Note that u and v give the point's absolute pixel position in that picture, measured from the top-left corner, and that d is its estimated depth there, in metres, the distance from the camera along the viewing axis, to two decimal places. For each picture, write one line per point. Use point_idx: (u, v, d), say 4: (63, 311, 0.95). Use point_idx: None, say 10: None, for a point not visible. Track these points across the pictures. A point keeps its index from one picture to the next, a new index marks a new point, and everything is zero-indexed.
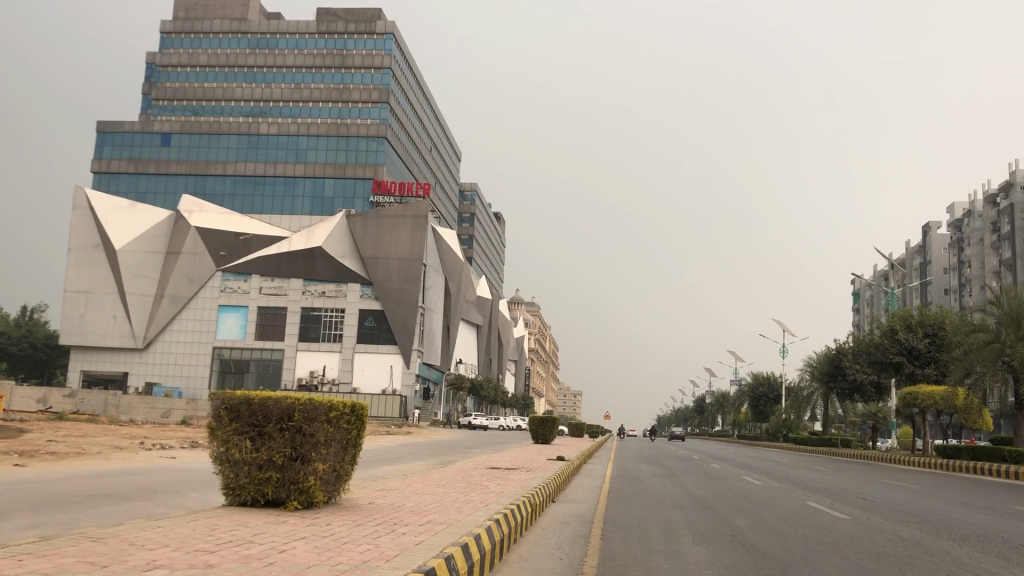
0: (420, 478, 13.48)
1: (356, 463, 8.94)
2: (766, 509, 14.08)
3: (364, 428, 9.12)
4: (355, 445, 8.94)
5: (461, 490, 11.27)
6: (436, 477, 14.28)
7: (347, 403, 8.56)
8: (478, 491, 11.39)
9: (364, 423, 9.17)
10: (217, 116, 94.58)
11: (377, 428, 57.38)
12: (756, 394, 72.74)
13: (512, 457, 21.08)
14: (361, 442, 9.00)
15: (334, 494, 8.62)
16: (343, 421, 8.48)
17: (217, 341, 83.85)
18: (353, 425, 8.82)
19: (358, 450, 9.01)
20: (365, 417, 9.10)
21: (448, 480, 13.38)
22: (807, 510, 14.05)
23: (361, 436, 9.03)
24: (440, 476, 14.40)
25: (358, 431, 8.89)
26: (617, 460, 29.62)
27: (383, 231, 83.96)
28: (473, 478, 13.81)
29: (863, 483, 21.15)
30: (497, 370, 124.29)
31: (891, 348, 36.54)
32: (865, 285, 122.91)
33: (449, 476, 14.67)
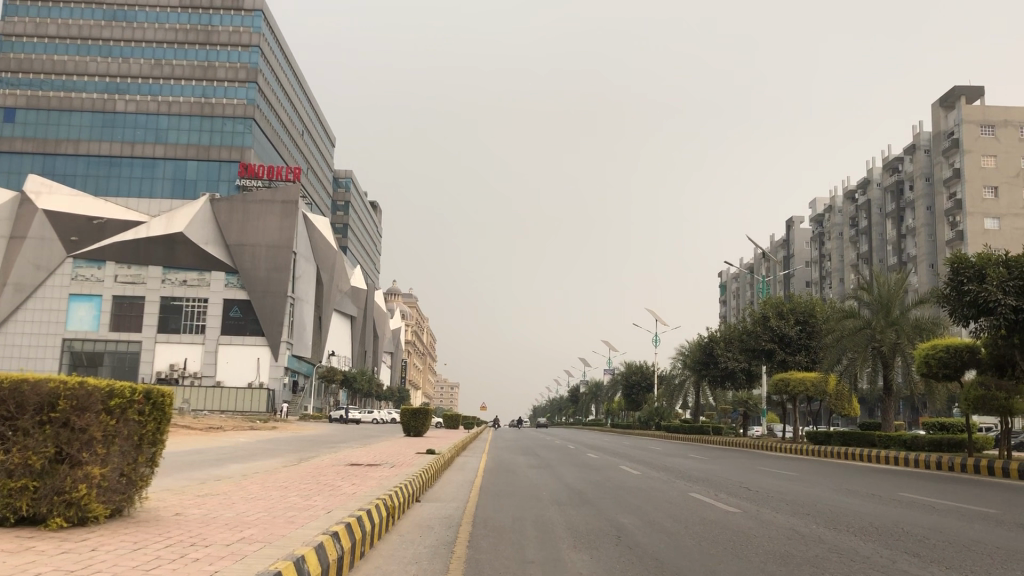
0: (263, 478, 11.64)
1: (155, 464, 7.47)
2: (651, 505, 12.90)
3: (168, 420, 7.63)
4: (154, 443, 7.45)
5: (305, 493, 9.52)
6: (284, 476, 12.49)
7: (139, 392, 7.07)
8: (326, 493, 9.66)
9: (171, 414, 7.69)
10: (67, 90, 87.82)
11: (240, 423, 54.33)
12: (629, 383, 73.09)
13: (378, 452, 19.42)
14: (163, 438, 7.54)
15: (122, 503, 7.12)
16: (131, 413, 6.99)
17: (67, 333, 78.18)
18: (149, 417, 7.33)
19: (159, 449, 7.56)
20: (170, 407, 7.62)
21: (296, 480, 11.59)
22: (693, 505, 12.92)
23: (161, 432, 7.55)
24: (287, 475, 12.63)
25: (157, 426, 7.43)
26: (490, 452, 28.22)
27: (250, 217, 80.41)
28: (327, 477, 12.07)
29: (743, 472, 20.40)
30: (371, 361, 121.52)
31: (763, 335, 36.65)
32: (733, 278, 126.25)
33: (299, 474, 12.92)
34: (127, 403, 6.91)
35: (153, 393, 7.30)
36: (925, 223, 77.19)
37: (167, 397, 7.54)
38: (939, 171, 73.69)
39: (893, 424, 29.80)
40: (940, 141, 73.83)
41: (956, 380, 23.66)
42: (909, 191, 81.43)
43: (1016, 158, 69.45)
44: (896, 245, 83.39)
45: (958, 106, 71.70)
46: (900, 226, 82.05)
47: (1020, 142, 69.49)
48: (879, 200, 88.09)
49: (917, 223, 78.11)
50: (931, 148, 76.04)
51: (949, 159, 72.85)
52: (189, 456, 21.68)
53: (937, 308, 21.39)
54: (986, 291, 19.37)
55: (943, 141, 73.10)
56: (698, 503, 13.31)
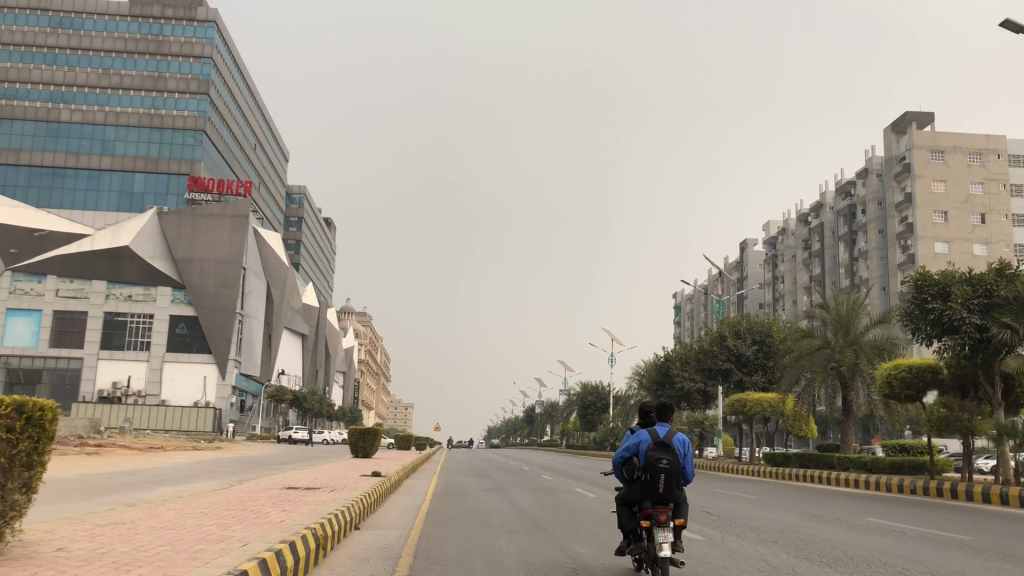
0: (184, 503, 10.63)
1: (32, 490, 6.41)
2: (610, 532, 12.02)
3: (52, 435, 6.57)
4: (28, 467, 6.34)
5: (223, 521, 8.55)
6: (210, 500, 11.49)
7: (7, 406, 5.97)
8: (249, 522, 8.65)
9: (55, 425, 6.63)
10: (11, 99, 85.29)
11: (182, 443, 52.63)
12: (584, 404, 72.40)
13: (320, 474, 18.34)
14: (42, 461, 6.44)
15: None
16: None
17: (5, 349, 75.38)
18: (26, 434, 6.25)
19: (38, 472, 6.47)
20: (50, 420, 6.55)
21: (218, 505, 10.65)
22: (651, 532, 12.09)
23: (42, 452, 6.47)
24: (214, 499, 11.65)
25: (32, 446, 6.32)
26: (441, 474, 27.21)
27: (199, 231, 78.61)
28: (255, 502, 11.07)
29: (702, 496, 19.63)
30: (323, 380, 119.50)
31: (720, 354, 36.15)
32: (688, 299, 126.71)
33: (227, 497, 11.89)
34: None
35: (27, 405, 6.20)
36: (876, 246, 77.94)
37: (47, 407, 6.43)
38: (890, 196, 74.57)
39: (853, 447, 29.35)
40: (891, 165, 74.79)
41: (917, 402, 23.25)
42: (861, 214, 82.21)
43: (965, 183, 70.44)
44: (848, 268, 84.09)
45: (909, 131, 72.60)
46: (852, 249, 82.81)
47: (970, 168, 70.49)
48: (831, 223, 88.97)
49: (868, 246, 78.84)
50: (883, 172, 76.93)
51: (900, 183, 73.73)
52: (119, 477, 20.49)
53: (899, 327, 20.98)
54: (952, 309, 18.96)
55: (895, 165, 73.97)
56: (658, 530, 12.45)
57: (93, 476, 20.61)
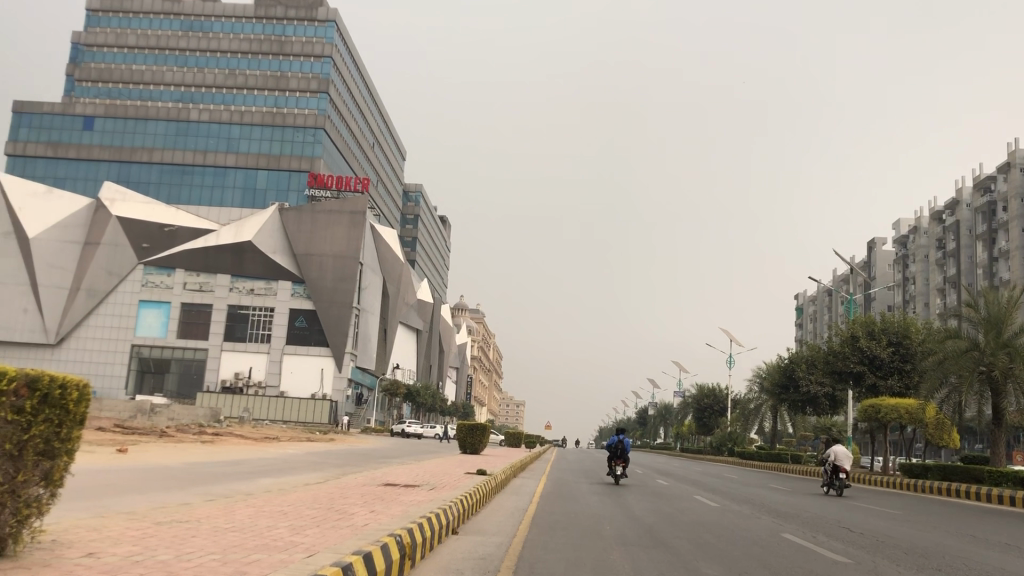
0: (270, 500, 9.85)
1: (52, 484, 5.58)
2: (742, 552, 10.52)
3: (78, 417, 5.76)
4: (48, 456, 5.52)
5: (298, 523, 7.58)
6: (295, 496, 10.62)
7: (14, 381, 5.12)
8: (326, 526, 7.64)
9: (86, 404, 5.82)
10: (144, 100, 89.04)
11: (297, 434, 53.38)
12: (700, 406, 69.98)
13: (422, 470, 17.56)
14: (66, 447, 5.61)
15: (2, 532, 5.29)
16: (21, 408, 5.20)
17: (137, 339, 78.65)
18: (54, 412, 5.48)
19: (62, 461, 5.65)
20: (78, 398, 5.73)
21: (305, 502, 9.81)
22: (790, 554, 10.51)
23: (68, 432, 5.68)
24: (302, 494, 10.82)
25: (54, 428, 5.49)
26: (550, 474, 26.12)
27: (318, 227, 79.87)
28: (343, 500, 10.18)
29: (839, 509, 17.85)
30: (436, 376, 120.45)
31: (851, 356, 33.75)
32: (811, 301, 121.65)
33: (317, 494, 11.05)
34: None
35: (41, 380, 5.36)
36: (1019, 246, 72.61)
37: (70, 383, 5.60)
38: None
39: (1005, 460, 26.60)
40: None
41: None
42: (1002, 211, 76.68)
43: None
44: (987, 269, 78.60)
45: None
46: (992, 249, 77.45)
47: None
48: (968, 221, 83.36)
49: (1010, 245, 73.43)
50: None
51: None
52: (224, 467, 20.24)
53: None
54: None
55: None
56: (799, 552, 10.83)
57: (200, 465, 20.47)
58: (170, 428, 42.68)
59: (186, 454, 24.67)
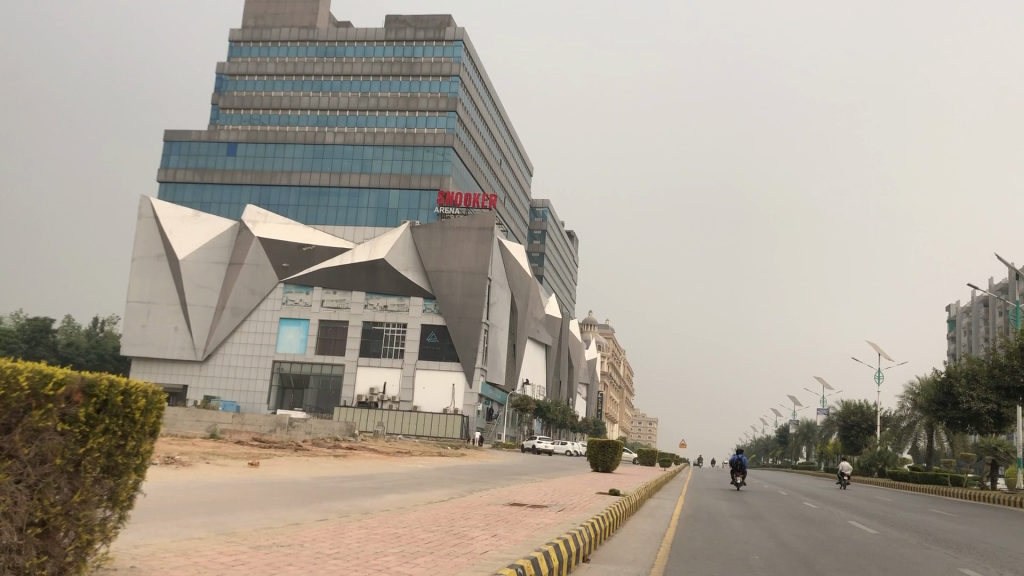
0: (387, 519, 9.23)
1: (118, 504, 5.52)
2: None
3: (146, 427, 5.73)
4: (111, 473, 5.44)
5: (410, 549, 6.80)
6: (414, 516, 9.96)
7: (65, 386, 5.00)
8: (441, 553, 6.83)
9: (152, 415, 5.77)
10: (283, 125, 92.48)
11: (429, 448, 53.53)
12: (847, 424, 66.32)
13: (551, 489, 16.75)
14: (133, 462, 5.54)
15: (69, 546, 5.19)
16: (84, 420, 5.14)
17: (277, 355, 81.30)
18: (119, 421, 5.43)
19: (128, 478, 5.60)
20: (144, 407, 5.66)
21: (424, 523, 9.14)
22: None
23: (134, 446, 5.61)
24: (422, 514, 10.18)
25: (117, 440, 5.41)
26: (687, 495, 24.81)
27: (448, 244, 80.59)
28: (466, 521, 9.43)
29: (1018, 539, 15.94)
30: (567, 392, 119.65)
31: (1020, 369, 30.82)
32: (964, 312, 114.25)
33: (439, 514, 10.39)
34: (38, 411, 4.82)
35: (98, 387, 5.24)
36: None
37: (133, 391, 5.54)
38: None
39: None
40: None
41: None
42: None
43: None
44: None
45: None
46: None
47: None
48: None
49: None
50: None
51: None
52: (351, 481, 20.04)
53: None
54: None
55: None
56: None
57: (328, 478, 20.35)
58: (304, 442, 43.45)
59: (316, 469, 24.74)
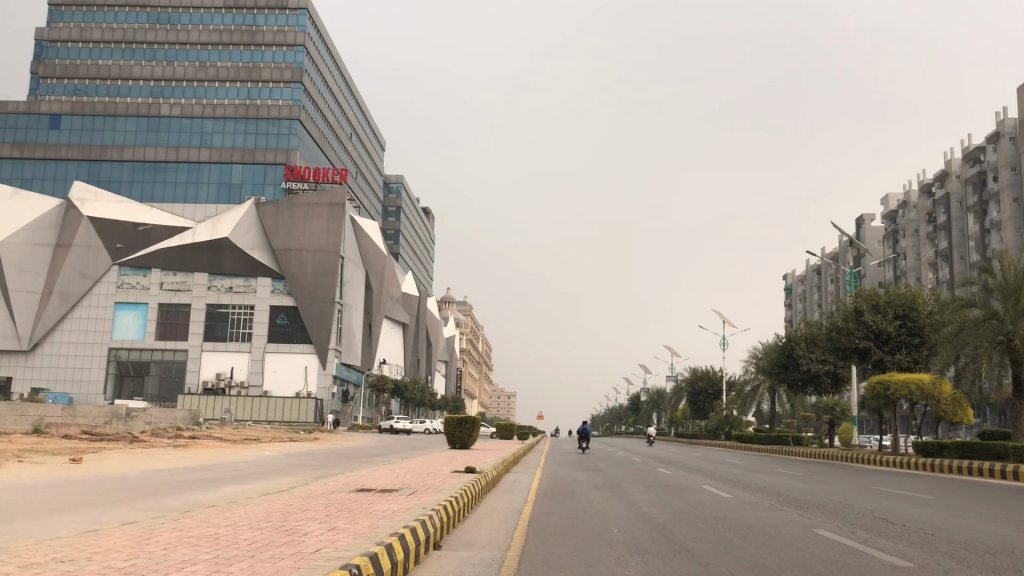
0: (210, 517, 8.06)
1: None
2: (790, 558, 8.62)
3: None
4: None
5: (223, 554, 5.73)
6: (245, 511, 8.82)
7: None
8: (260, 556, 5.74)
9: None
10: (113, 96, 86.55)
11: (281, 434, 51.49)
12: (695, 390, 68.46)
13: (405, 470, 15.86)
14: None
15: None
16: None
17: (114, 342, 76.45)
18: None
19: None
20: None
21: (252, 520, 8.05)
22: (857, 559, 8.50)
23: None
24: (256, 508, 9.03)
25: None
26: (546, 468, 24.46)
27: (297, 221, 77.76)
28: (303, 515, 8.34)
29: (865, 496, 16.26)
30: (425, 369, 118.73)
31: (856, 331, 32.11)
32: (799, 280, 120.41)
33: (274, 507, 9.27)
34: None
35: None
36: (1012, 216, 70.89)
37: None
38: None
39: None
40: None
41: None
42: (992, 182, 75.19)
43: None
44: (978, 241, 77.26)
45: None
46: (983, 220, 75.93)
47: None
48: (957, 194, 82.05)
49: (1002, 216, 71.85)
50: (1018, 135, 69.71)
51: None
52: (189, 473, 18.45)
53: None
54: None
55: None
56: (865, 554, 8.83)
57: (162, 472, 18.64)
58: (144, 433, 40.65)
59: (152, 461, 22.90)
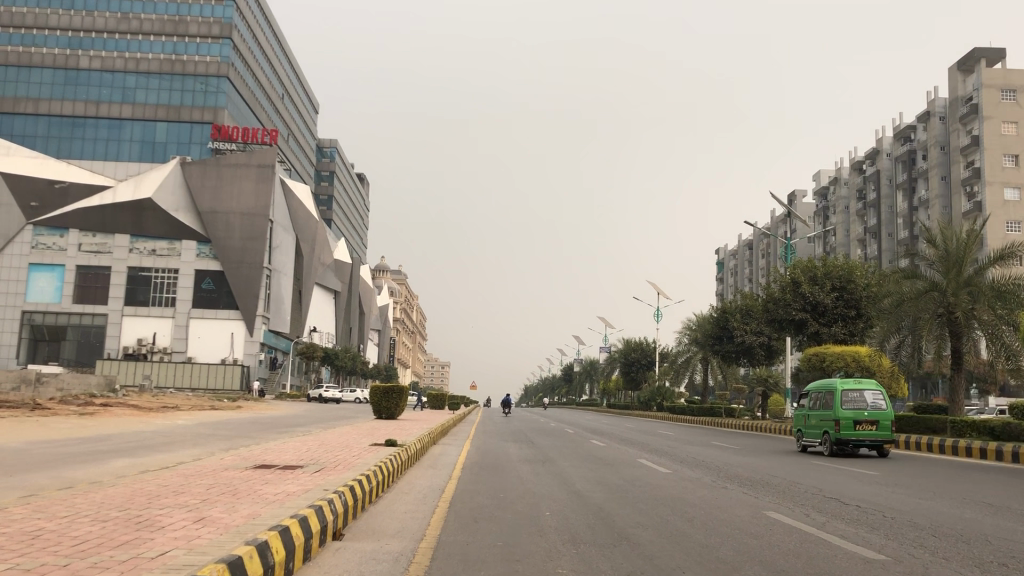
0: (44, 504, 6.52)
1: None
2: (743, 548, 7.57)
3: None
4: None
5: (20, 565, 4.26)
6: (99, 494, 7.31)
7: None
8: (68, 565, 4.30)
9: None
10: (28, 45, 81.65)
11: (200, 402, 49.40)
12: (627, 360, 68.06)
13: (320, 444, 14.51)
14: None
15: None
16: None
17: (28, 305, 72.89)
18: None
19: None
20: None
21: (101, 505, 6.54)
22: (820, 552, 7.37)
23: None
24: (116, 491, 7.52)
25: None
26: (476, 440, 23.36)
27: (224, 182, 74.87)
28: (168, 501, 6.86)
29: (808, 472, 15.45)
30: (357, 337, 116.68)
31: (793, 303, 31.57)
32: (732, 254, 121.25)
33: (139, 488, 7.78)
34: None
35: None
36: (939, 193, 71.68)
37: None
38: (955, 139, 68.46)
39: (964, 409, 24.84)
40: (956, 107, 68.47)
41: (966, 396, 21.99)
42: (922, 160, 75.91)
43: None
44: (906, 219, 78.16)
45: (979, 68, 66.11)
46: (912, 198, 76.74)
47: None
48: (888, 171, 82.89)
49: (930, 193, 72.64)
50: (948, 114, 70.38)
51: (967, 126, 67.59)
52: (82, 444, 16.72)
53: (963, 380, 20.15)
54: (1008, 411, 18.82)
55: (960, 106, 67.82)
56: (826, 545, 7.72)
57: (52, 442, 16.87)
58: (49, 399, 38.18)
59: (49, 430, 21.11)
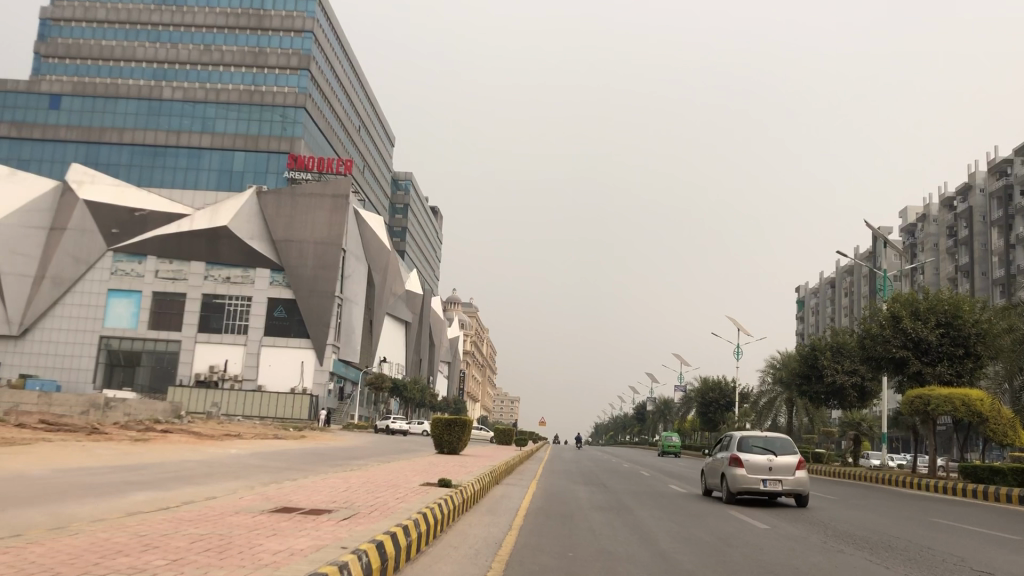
0: None
1: None
2: None
3: None
4: None
5: None
6: (40, 553, 5.59)
7: None
8: None
9: None
10: (115, 77, 84.00)
11: (264, 431, 48.39)
12: (705, 401, 65.24)
13: (367, 482, 12.82)
14: None
15: None
16: None
17: (105, 330, 73.78)
18: None
19: None
20: None
21: (15, 570, 4.77)
22: None
23: None
24: (67, 548, 5.78)
25: None
26: (545, 480, 21.47)
27: (298, 211, 74.73)
28: (115, 564, 5.11)
29: (933, 535, 13.05)
30: (427, 370, 115.74)
31: (893, 340, 28.93)
32: (813, 293, 116.96)
33: (97, 543, 6.05)
34: None
35: None
36: None
37: None
38: None
39: None
40: None
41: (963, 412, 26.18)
42: (1019, 196, 71.70)
43: None
44: (1002, 256, 73.90)
45: None
46: (1008, 235, 72.52)
47: None
48: (983, 207, 78.50)
49: None
50: None
51: None
52: (112, 473, 15.36)
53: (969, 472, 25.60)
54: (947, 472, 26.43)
55: None
56: None
57: (83, 470, 15.50)
58: (112, 424, 37.52)
59: (92, 456, 19.86)
